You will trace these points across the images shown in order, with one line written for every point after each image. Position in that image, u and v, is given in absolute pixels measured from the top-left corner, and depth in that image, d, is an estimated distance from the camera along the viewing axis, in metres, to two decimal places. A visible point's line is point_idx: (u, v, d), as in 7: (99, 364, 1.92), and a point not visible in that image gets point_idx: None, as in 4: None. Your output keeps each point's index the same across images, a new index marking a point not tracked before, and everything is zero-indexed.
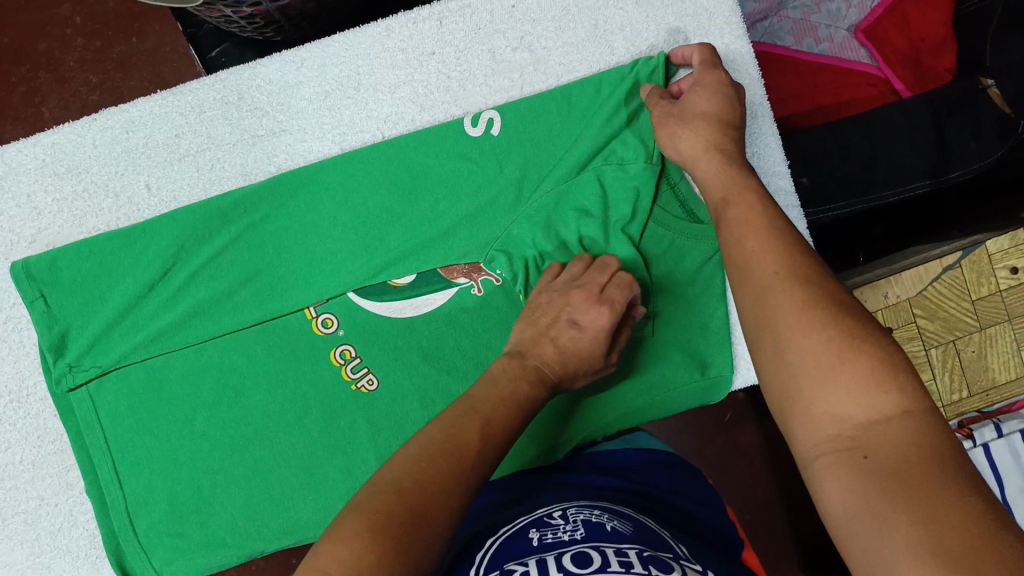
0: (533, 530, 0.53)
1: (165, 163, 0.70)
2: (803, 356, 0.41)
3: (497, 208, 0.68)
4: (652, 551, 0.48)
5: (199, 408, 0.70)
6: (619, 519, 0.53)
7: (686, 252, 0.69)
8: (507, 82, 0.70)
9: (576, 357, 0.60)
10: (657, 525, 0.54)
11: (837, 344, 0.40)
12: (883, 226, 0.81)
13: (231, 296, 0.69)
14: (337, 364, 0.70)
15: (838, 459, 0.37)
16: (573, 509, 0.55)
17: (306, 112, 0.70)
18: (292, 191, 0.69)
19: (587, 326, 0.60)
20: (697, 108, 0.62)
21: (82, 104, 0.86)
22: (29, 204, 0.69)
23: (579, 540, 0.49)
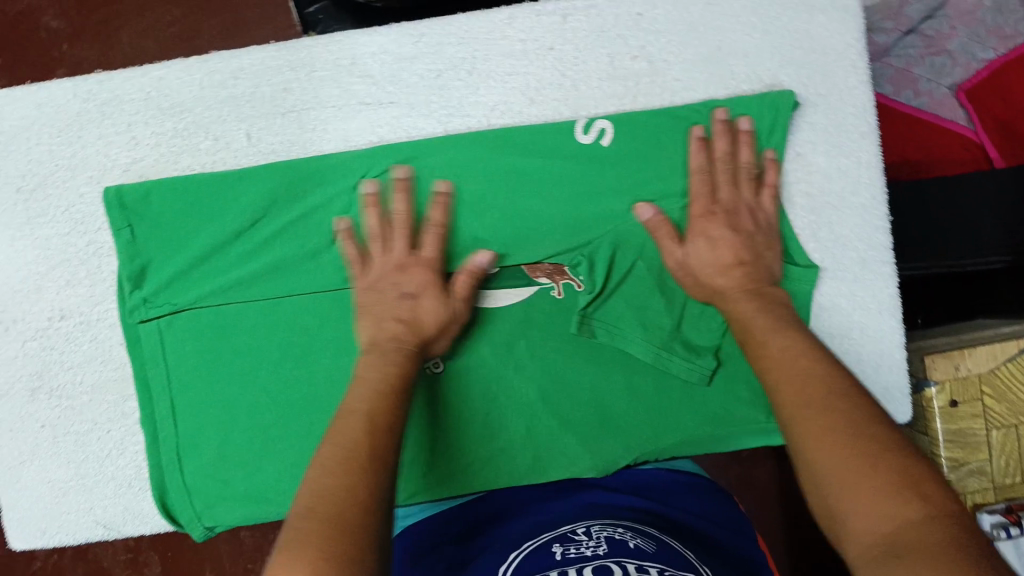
0: (556, 544, 0.53)
1: (268, 115, 0.69)
2: (816, 417, 0.47)
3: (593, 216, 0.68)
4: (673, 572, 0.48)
5: (264, 361, 0.70)
6: (643, 538, 0.53)
7: None
8: (621, 89, 0.69)
9: (432, 325, 0.63)
10: (680, 546, 0.53)
11: (840, 411, 0.46)
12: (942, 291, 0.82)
13: (310, 258, 0.69)
14: None
15: (859, 508, 0.42)
16: (596, 526, 0.56)
17: (416, 88, 0.69)
18: (392, 163, 0.68)
19: (418, 295, 0.63)
20: (726, 198, 0.65)
21: (161, 36, 0.88)
22: (128, 133, 0.69)
23: (601, 556, 0.49)
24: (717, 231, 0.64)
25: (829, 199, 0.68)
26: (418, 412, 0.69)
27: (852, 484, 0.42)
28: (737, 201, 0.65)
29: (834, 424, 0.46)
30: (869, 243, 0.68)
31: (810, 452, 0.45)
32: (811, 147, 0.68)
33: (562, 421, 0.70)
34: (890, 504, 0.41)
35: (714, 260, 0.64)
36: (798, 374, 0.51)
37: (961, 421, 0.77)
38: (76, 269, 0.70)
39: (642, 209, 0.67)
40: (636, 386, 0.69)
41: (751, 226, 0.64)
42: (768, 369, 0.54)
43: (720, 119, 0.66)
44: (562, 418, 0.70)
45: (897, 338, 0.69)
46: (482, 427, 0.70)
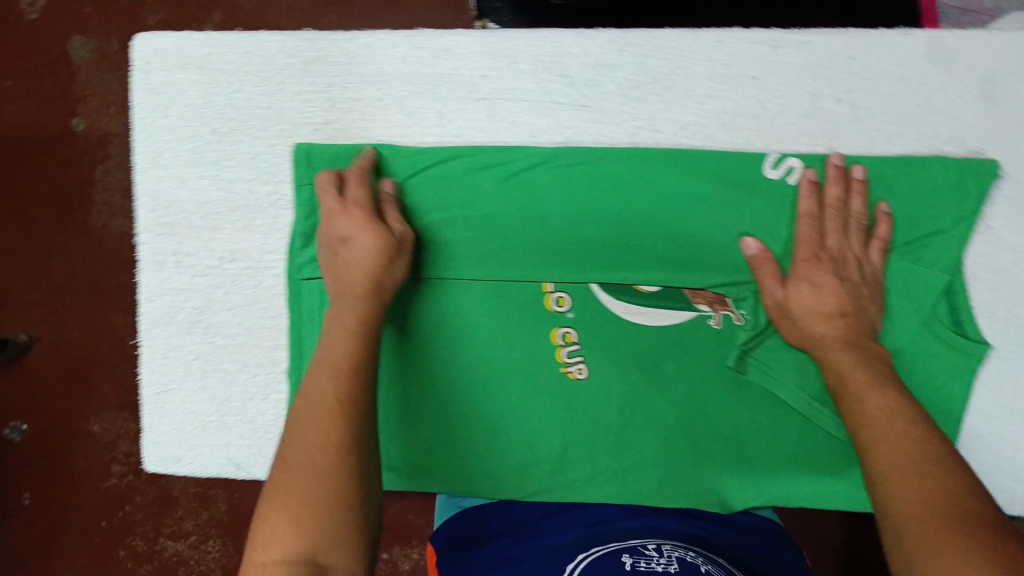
0: (627, 554, 0.55)
1: (462, 99, 0.70)
2: (908, 471, 0.47)
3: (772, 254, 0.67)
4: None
5: (415, 338, 0.71)
6: (714, 565, 0.54)
7: (942, 370, 0.66)
8: (817, 130, 0.68)
9: (369, 257, 0.61)
10: None
11: (931, 467, 0.46)
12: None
13: (478, 246, 0.70)
14: (555, 343, 0.71)
15: (927, 549, 0.41)
16: (669, 547, 0.57)
17: (612, 96, 0.69)
18: (576, 167, 0.69)
19: (355, 235, 0.62)
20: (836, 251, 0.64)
21: None
22: (325, 94, 0.70)
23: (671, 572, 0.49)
24: (821, 277, 0.63)
25: (1012, 278, 0.67)
26: (505, 406, 0.71)
27: (937, 527, 0.42)
28: (844, 250, 0.65)
29: (926, 479, 0.46)
30: None
31: (895, 499, 0.46)
32: (1003, 222, 0.67)
33: (697, 452, 0.70)
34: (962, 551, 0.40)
35: (817, 306, 0.63)
36: (899, 450, 0.49)
37: None
38: (253, 216, 0.72)
39: (753, 250, 0.66)
40: (779, 431, 0.69)
41: (857, 277, 0.64)
42: (864, 425, 0.54)
43: (834, 164, 0.66)
44: (699, 450, 0.70)
45: None
46: (613, 449, 0.71)
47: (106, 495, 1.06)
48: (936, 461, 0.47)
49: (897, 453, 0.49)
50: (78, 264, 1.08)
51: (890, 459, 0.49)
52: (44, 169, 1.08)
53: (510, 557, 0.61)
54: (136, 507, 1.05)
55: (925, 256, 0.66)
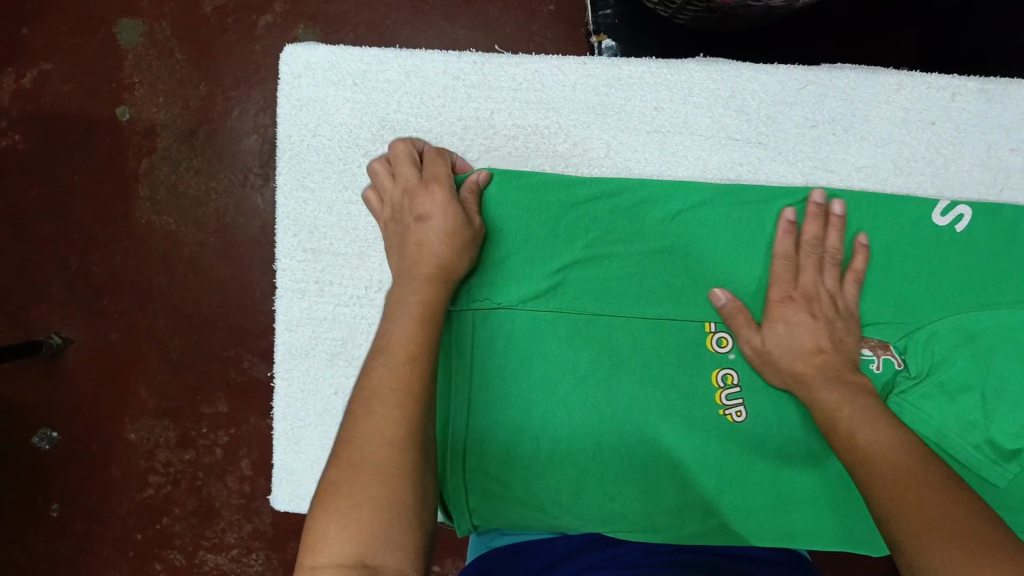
0: None
1: (632, 130, 0.70)
2: (927, 521, 0.45)
3: (946, 295, 0.67)
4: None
5: (569, 372, 0.68)
6: None
7: None
8: (990, 179, 0.70)
9: (438, 208, 0.62)
10: None
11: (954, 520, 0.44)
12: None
13: (640, 281, 0.68)
14: (715, 384, 0.68)
15: None
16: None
17: (788, 133, 0.70)
18: (742, 202, 0.68)
19: (421, 173, 0.65)
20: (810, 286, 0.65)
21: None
22: (488, 120, 0.70)
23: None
24: (797, 316, 0.63)
25: None
26: (661, 447, 0.68)
27: None
28: (817, 288, 0.65)
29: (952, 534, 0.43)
30: None
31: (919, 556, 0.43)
32: None
33: (851, 492, 0.68)
34: None
35: (794, 346, 0.62)
36: (889, 466, 0.50)
37: None
38: None
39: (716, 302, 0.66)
40: None
41: (831, 314, 0.64)
42: (866, 461, 0.52)
43: (816, 202, 0.67)
44: (855, 492, 0.69)
45: None
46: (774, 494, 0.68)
47: (143, 507, 0.93)
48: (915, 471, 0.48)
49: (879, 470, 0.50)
50: (116, 261, 0.94)
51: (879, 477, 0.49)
52: (74, 149, 0.95)
53: None
54: (176, 519, 0.92)
55: None
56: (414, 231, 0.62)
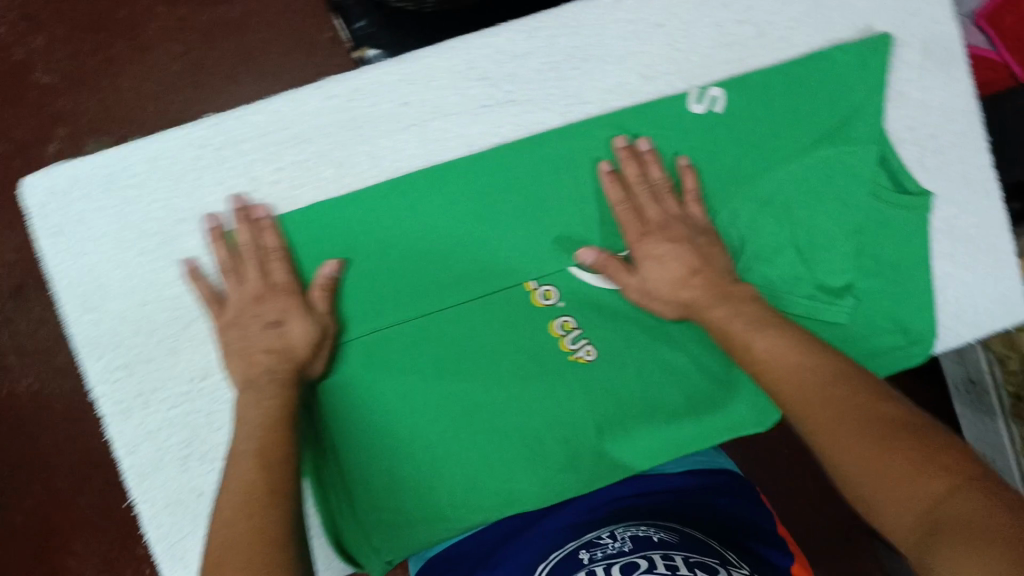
0: (582, 551, 0.60)
1: (390, 132, 0.67)
2: (846, 411, 0.53)
3: (729, 175, 0.70)
4: (696, 557, 0.56)
5: (418, 381, 0.69)
6: (663, 530, 0.61)
7: (893, 222, 0.71)
8: (730, 55, 0.70)
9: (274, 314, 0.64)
10: (705, 537, 0.61)
11: (858, 411, 0.53)
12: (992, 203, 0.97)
13: (450, 271, 0.69)
14: (556, 335, 0.71)
15: (893, 496, 0.48)
16: (621, 528, 0.63)
17: (534, 84, 0.68)
18: (515, 163, 0.69)
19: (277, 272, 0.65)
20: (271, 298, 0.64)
21: (160, 71, 0.97)
22: (248, 174, 0.66)
23: (628, 552, 0.57)
24: (660, 249, 0.67)
25: (932, 129, 0.72)
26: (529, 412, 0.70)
27: (876, 483, 0.49)
28: (662, 215, 0.69)
29: (840, 413, 0.53)
30: (970, 164, 0.73)
31: (835, 461, 0.52)
32: (909, 83, 0.71)
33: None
34: (920, 491, 0.47)
35: (668, 276, 0.67)
36: (807, 383, 0.57)
37: None
38: (211, 324, 0.67)
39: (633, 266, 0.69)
40: None
41: (654, 218, 0.69)
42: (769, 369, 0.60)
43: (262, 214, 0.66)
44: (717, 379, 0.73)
45: (1006, 244, 0.73)
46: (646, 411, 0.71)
47: None
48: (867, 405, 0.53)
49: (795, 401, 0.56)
50: None
51: (815, 414, 0.54)
52: None
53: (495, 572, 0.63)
54: None
55: (854, 137, 0.70)
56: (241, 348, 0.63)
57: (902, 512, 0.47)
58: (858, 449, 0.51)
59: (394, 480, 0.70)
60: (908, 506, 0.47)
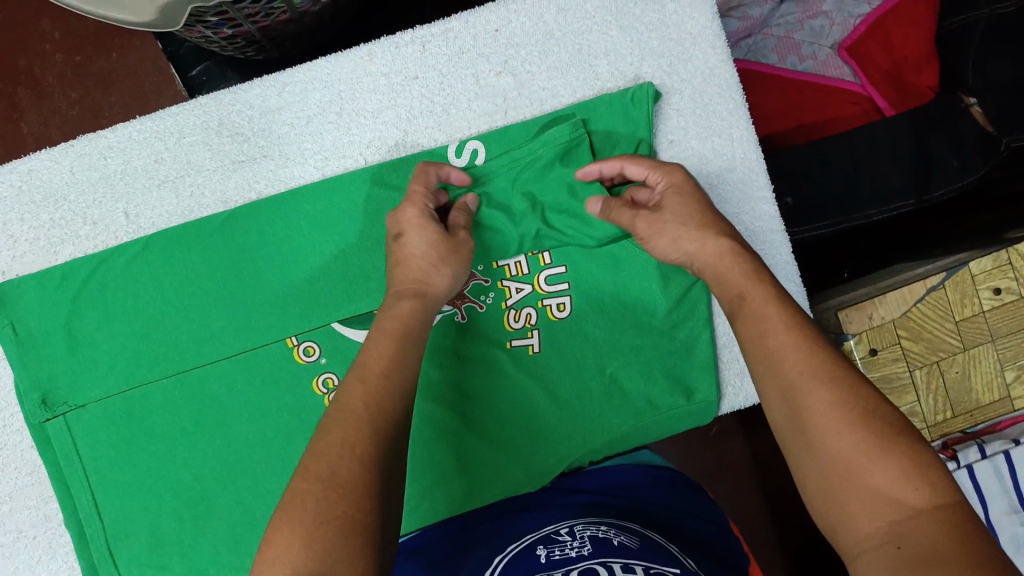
0: (541, 546, 0.55)
1: (143, 189, 0.69)
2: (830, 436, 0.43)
3: (495, 227, 0.68)
4: (657, 567, 0.50)
5: (179, 438, 0.68)
6: (625, 534, 0.55)
7: (671, 277, 0.70)
8: (491, 107, 0.70)
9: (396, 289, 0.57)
10: (665, 541, 0.57)
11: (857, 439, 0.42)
12: (868, 243, 0.82)
13: (210, 327, 0.68)
14: (319, 393, 0.69)
15: (858, 499, 0.42)
16: (580, 525, 0.58)
17: (288, 138, 0.69)
18: (271, 217, 0.69)
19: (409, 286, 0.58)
20: None
21: (63, 121, 0.84)
22: (5, 233, 0.68)
23: (587, 556, 0.51)
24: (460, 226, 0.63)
25: (709, 179, 0.69)
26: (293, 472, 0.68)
27: (862, 487, 0.41)
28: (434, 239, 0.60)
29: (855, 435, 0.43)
30: (755, 215, 0.69)
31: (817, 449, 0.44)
32: (682, 131, 0.69)
33: (491, 441, 0.69)
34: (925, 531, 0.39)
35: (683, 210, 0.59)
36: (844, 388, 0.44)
37: (884, 368, 0.87)
38: None
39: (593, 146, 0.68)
40: (557, 389, 0.69)
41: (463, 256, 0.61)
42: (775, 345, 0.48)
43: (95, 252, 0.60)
44: (503, 433, 0.69)
45: (797, 288, 0.69)
46: (449, 436, 0.68)
47: None
48: (843, 400, 0.44)
49: (783, 364, 0.47)
50: None
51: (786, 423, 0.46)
52: None
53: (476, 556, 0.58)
54: None
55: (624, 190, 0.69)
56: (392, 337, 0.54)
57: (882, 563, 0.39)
58: (849, 455, 0.42)
59: (155, 535, 0.68)
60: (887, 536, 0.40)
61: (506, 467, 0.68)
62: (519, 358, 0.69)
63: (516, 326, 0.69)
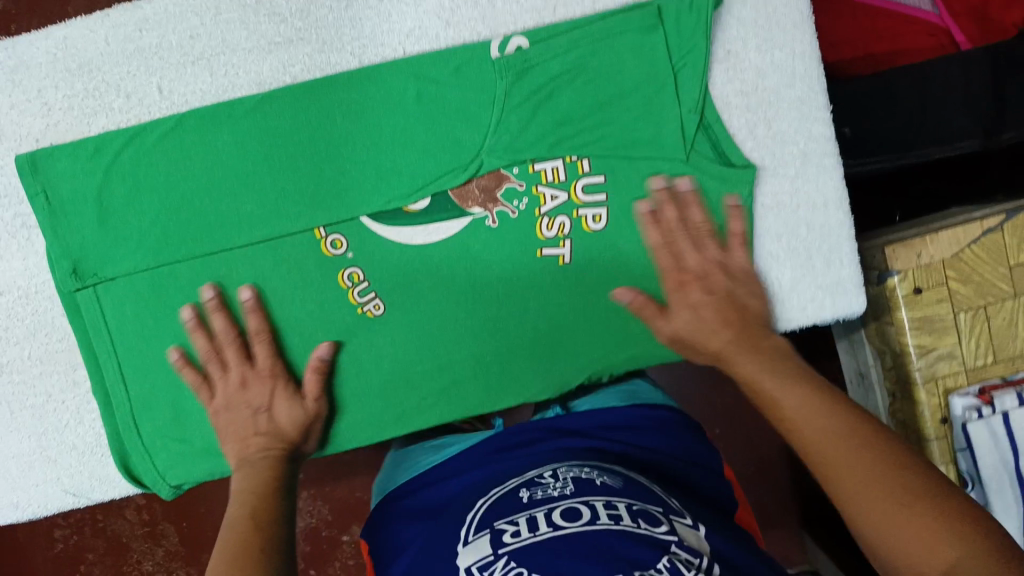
0: (523, 488, 0.57)
1: (177, 65, 0.68)
2: (827, 441, 0.52)
3: (533, 127, 0.66)
4: (640, 504, 0.54)
5: (204, 317, 0.69)
6: (608, 474, 0.58)
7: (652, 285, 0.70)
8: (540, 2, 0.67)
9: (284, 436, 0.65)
10: (647, 481, 0.59)
11: (852, 442, 0.51)
12: (924, 186, 0.82)
13: (238, 210, 0.68)
14: (344, 286, 0.68)
15: (884, 515, 0.48)
16: (563, 468, 0.59)
17: (327, 22, 0.67)
18: (304, 101, 0.67)
19: (285, 423, 0.66)
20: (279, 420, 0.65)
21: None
22: (40, 100, 0.68)
23: (567, 497, 0.54)
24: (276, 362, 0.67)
25: (764, 95, 0.66)
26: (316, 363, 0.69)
27: (885, 490, 0.48)
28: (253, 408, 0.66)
29: (850, 450, 0.51)
30: (810, 135, 0.66)
31: (830, 474, 0.51)
32: (742, 41, 0.66)
33: (514, 347, 0.69)
34: (935, 552, 0.45)
35: (699, 325, 0.63)
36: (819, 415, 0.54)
37: (927, 308, 0.74)
38: (7, 243, 0.70)
39: (693, 55, 0.65)
40: (586, 301, 0.68)
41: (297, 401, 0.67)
42: (772, 397, 0.57)
43: (209, 297, 0.67)
44: (530, 341, 0.69)
45: (846, 214, 0.67)
46: (473, 336, 0.69)
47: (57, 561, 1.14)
48: (847, 434, 0.52)
49: (776, 403, 0.57)
50: None
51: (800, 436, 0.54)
52: None
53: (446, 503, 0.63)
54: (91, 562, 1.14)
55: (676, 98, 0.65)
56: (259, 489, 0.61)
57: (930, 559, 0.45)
58: (856, 461, 0.50)
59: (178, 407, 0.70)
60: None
61: (533, 378, 0.69)
62: (549, 267, 0.68)
63: (548, 235, 0.67)
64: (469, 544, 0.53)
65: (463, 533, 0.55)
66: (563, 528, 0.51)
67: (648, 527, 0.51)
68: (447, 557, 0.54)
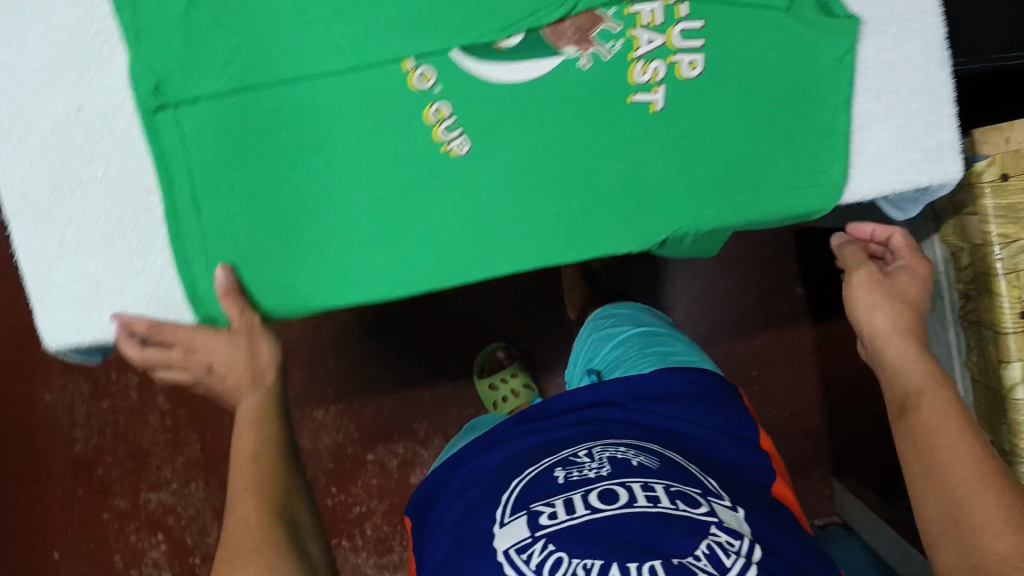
0: (560, 467, 0.64)
1: None
2: (940, 459, 0.63)
3: None
4: (677, 485, 0.60)
5: (285, 147, 0.68)
6: (642, 454, 0.65)
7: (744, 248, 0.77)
8: None
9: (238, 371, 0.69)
10: (680, 458, 0.66)
11: (965, 449, 0.62)
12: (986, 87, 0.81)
13: (326, 36, 0.67)
14: (430, 121, 0.67)
15: (987, 527, 0.58)
16: (597, 447, 0.66)
17: None
18: None
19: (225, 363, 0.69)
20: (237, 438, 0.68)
21: None
22: None
23: (605, 477, 0.61)
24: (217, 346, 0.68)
25: None
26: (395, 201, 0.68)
27: (983, 515, 0.59)
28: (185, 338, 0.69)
29: (962, 457, 0.62)
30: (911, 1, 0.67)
31: (947, 469, 0.62)
32: None
33: (600, 193, 0.67)
34: (1000, 540, 0.58)
35: (899, 291, 0.71)
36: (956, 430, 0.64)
37: (1012, 196, 0.74)
38: (89, 61, 0.69)
39: None
40: (676, 150, 0.67)
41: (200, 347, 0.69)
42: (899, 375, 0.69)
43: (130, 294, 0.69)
44: (616, 188, 0.67)
45: (944, 77, 0.67)
46: (556, 182, 0.67)
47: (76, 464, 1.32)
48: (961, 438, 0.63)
49: (908, 384, 0.68)
50: None
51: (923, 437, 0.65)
52: None
53: (478, 472, 0.70)
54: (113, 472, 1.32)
55: None
56: (259, 461, 0.67)
57: (993, 550, 0.57)
58: (974, 490, 0.60)
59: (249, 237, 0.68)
60: (1013, 563, 0.56)
61: (616, 224, 0.67)
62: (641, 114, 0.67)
63: (642, 79, 0.66)
64: (507, 523, 0.59)
65: (499, 512, 0.61)
66: (602, 510, 0.58)
67: (688, 507, 0.58)
68: (481, 540, 0.59)
